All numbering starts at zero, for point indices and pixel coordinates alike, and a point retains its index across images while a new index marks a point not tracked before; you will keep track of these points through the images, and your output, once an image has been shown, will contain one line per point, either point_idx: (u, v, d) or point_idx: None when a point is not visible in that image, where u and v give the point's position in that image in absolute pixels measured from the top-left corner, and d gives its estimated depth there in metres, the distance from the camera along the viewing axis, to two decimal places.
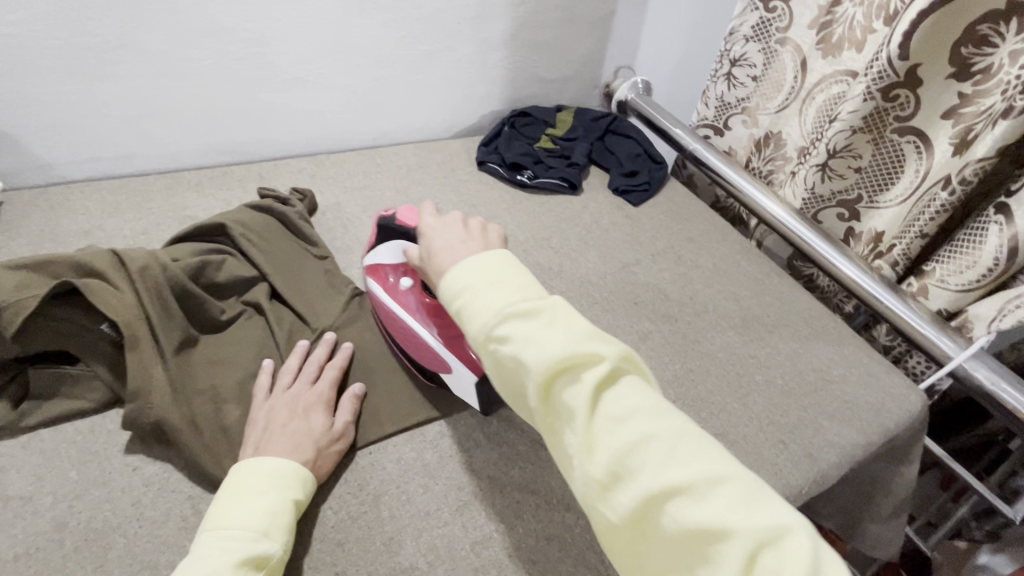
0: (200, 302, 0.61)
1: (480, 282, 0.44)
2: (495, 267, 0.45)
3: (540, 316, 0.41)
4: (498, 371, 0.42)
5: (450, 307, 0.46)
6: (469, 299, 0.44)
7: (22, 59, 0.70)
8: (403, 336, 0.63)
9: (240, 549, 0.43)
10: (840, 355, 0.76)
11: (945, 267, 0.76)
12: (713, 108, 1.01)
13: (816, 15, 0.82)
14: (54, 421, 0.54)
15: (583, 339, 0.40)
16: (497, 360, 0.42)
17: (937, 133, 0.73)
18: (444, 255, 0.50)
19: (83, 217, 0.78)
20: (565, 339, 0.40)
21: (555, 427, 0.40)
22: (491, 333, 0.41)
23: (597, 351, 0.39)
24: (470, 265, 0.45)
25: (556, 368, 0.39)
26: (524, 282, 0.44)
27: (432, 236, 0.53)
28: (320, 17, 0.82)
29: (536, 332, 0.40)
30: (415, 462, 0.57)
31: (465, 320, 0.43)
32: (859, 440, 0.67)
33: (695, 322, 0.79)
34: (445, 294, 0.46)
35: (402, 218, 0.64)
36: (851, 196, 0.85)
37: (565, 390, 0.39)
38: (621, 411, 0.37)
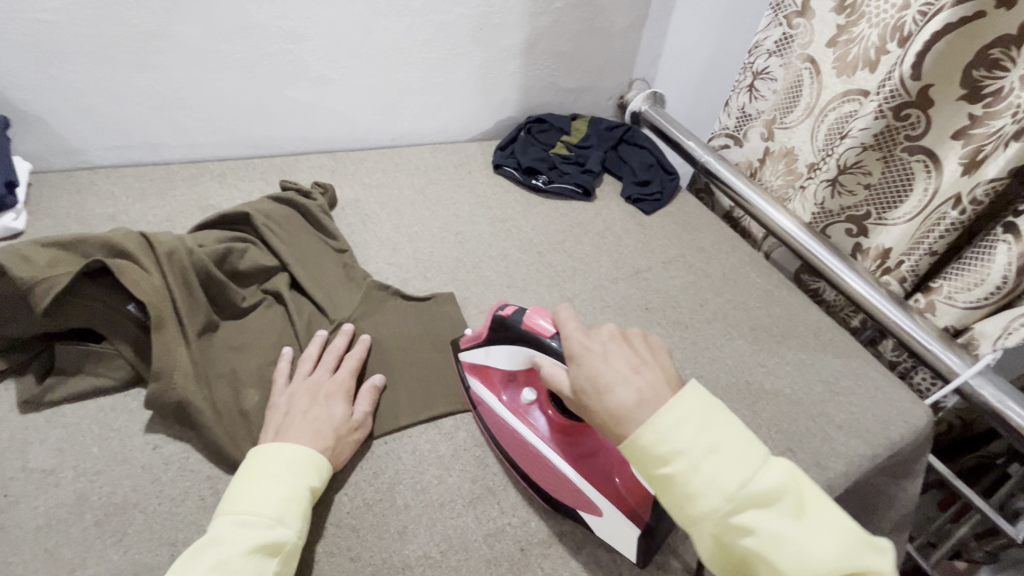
0: (222, 288, 0.62)
1: (704, 452, 0.40)
2: (714, 428, 0.41)
3: (780, 504, 0.39)
4: (721, 550, 0.40)
5: (656, 468, 0.41)
6: (692, 470, 0.40)
7: (61, 46, 0.72)
8: (528, 460, 0.56)
9: (253, 535, 0.43)
10: (848, 368, 0.77)
11: (953, 284, 0.77)
12: (734, 118, 1.03)
13: (833, 35, 0.84)
14: (77, 396, 0.55)
15: (831, 542, 0.38)
16: (726, 541, 0.40)
17: (947, 153, 0.74)
18: (623, 395, 0.44)
19: (108, 201, 0.80)
20: (814, 540, 0.38)
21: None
22: (728, 517, 0.39)
23: (845, 549, 0.38)
24: (683, 423, 0.41)
25: (812, 571, 0.38)
26: (748, 448, 0.41)
27: (596, 366, 0.47)
28: (350, 18, 0.84)
29: (779, 525, 0.38)
30: (430, 454, 0.58)
31: (686, 489, 0.40)
32: (865, 451, 0.68)
33: (705, 329, 0.80)
34: (652, 459, 0.41)
35: (527, 323, 0.54)
36: (860, 212, 0.87)
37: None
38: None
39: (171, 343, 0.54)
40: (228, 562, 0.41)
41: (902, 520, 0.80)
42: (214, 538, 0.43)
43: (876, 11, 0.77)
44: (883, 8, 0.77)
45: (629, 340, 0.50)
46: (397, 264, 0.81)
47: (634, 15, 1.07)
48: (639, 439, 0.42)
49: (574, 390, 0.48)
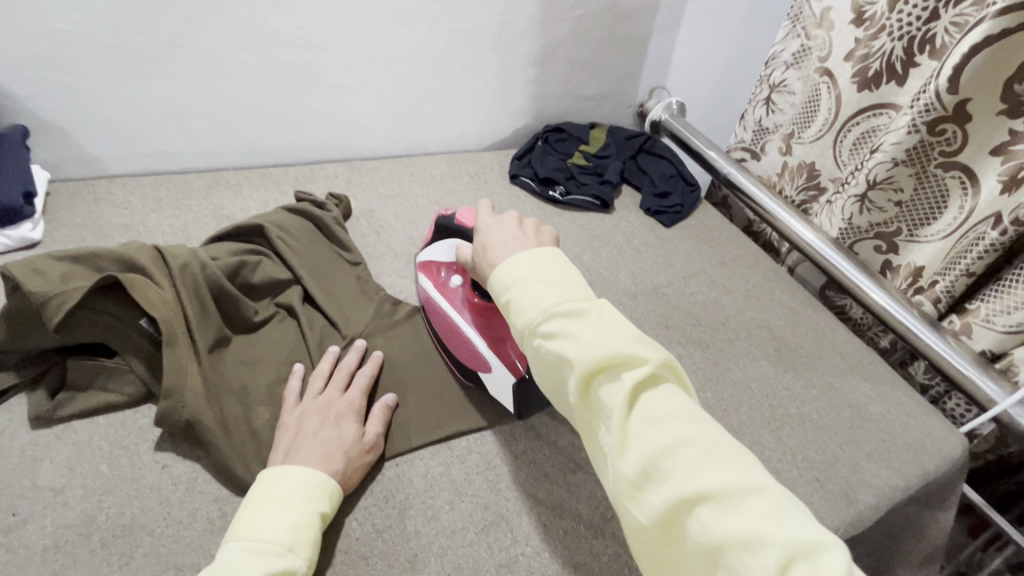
0: (236, 303, 0.62)
1: (532, 278, 0.44)
2: (549, 263, 0.45)
3: (585, 315, 0.41)
4: (540, 363, 0.43)
5: (499, 302, 0.46)
6: (521, 292, 0.44)
7: (80, 55, 0.72)
8: (446, 330, 0.63)
9: (261, 564, 0.42)
10: (877, 393, 0.74)
11: (991, 306, 0.74)
12: (750, 132, 1.01)
13: (852, 48, 0.80)
14: (87, 413, 0.54)
15: (629, 343, 0.39)
16: (539, 353, 0.42)
17: (985, 170, 0.70)
18: (497, 250, 0.49)
19: (125, 211, 0.80)
20: (608, 339, 0.39)
21: (591, 422, 0.40)
22: (537, 329, 0.42)
23: (639, 354, 0.39)
24: (524, 259, 0.45)
25: (598, 367, 0.38)
26: (570, 279, 0.44)
27: (487, 233, 0.51)
28: (367, 27, 0.83)
29: (580, 329, 0.40)
30: (441, 478, 0.57)
31: (511, 312, 0.44)
32: (897, 483, 0.64)
33: (727, 348, 0.77)
34: (497, 289, 0.46)
35: (459, 218, 0.64)
36: (890, 229, 0.83)
37: (604, 388, 0.38)
38: (656, 411, 0.37)
39: (181, 359, 0.54)
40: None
41: (934, 552, 0.76)
42: (222, 566, 0.41)
43: (897, 23, 0.73)
44: (906, 19, 0.72)
45: (529, 220, 0.52)
46: (411, 276, 0.80)
47: (653, 23, 1.05)
48: (494, 278, 0.47)
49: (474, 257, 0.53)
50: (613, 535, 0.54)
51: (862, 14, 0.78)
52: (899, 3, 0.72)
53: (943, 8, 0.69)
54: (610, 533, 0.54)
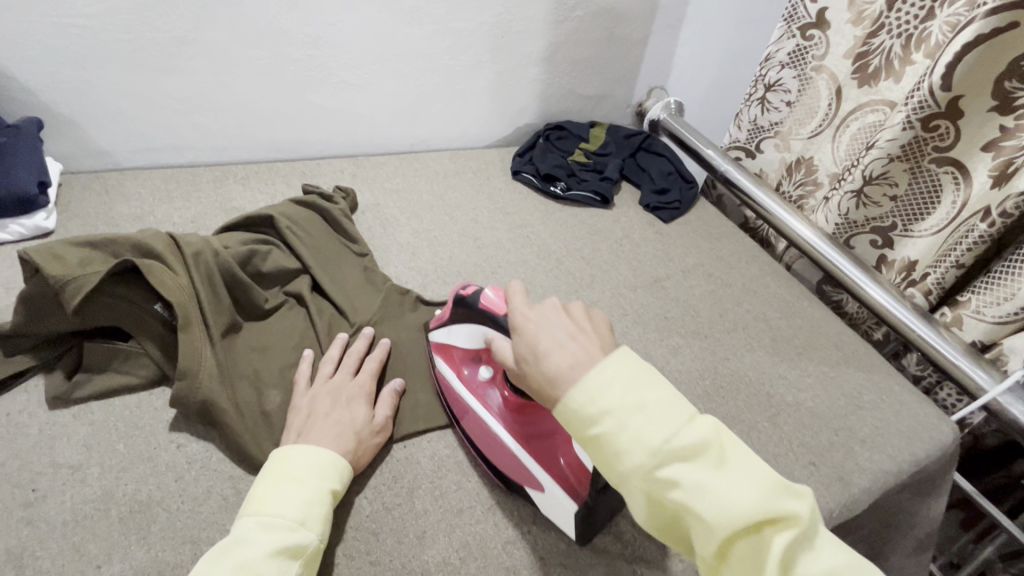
0: (247, 291, 0.63)
1: (628, 408, 0.38)
2: (642, 384, 0.39)
3: (706, 455, 0.37)
4: (653, 508, 0.38)
5: (587, 432, 0.39)
6: (618, 425, 0.38)
7: (95, 50, 0.73)
8: (478, 433, 0.56)
9: (275, 538, 0.43)
10: (871, 382, 0.76)
11: (981, 298, 0.76)
12: (745, 131, 1.02)
13: (852, 46, 0.82)
14: (103, 394, 0.56)
15: (766, 490, 0.35)
16: (653, 497, 0.37)
17: (976, 164, 0.73)
18: (556, 357, 0.43)
19: (136, 202, 0.81)
20: (745, 489, 0.35)
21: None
22: (655, 474, 0.36)
23: (780, 503, 0.35)
24: (609, 379, 0.40)
25: (741, 527, 0.34)
26: (674, 404, 0.39)
27: (537, 330, 0.46)
28: (374, 25, 0.85)
29: (705, 476, 0.36)
30: (448, 459, 0.58)
31: (612, 450, 0.38)
32: (890, 467, 0.66)
33: (725, 339, 0.79)
34: (578, 417, 0.40)
35: (487, 301, 0.55)
36: (885, 223, 0.85)
37: (745, 544, 0.35)
38: (813, 570, 0.34)
39: (196, 342, 0.55)
40: (253, 563, 0.41)
41: (927, 538, 0.78)
42: (237, 539, 0.43)
43: (897, 22, 0.76)
44: (905, 18, 0.75)
45: (573, 308, 0.48)
46: (416, 268, 0.82)
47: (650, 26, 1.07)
48: (568, 401, 0.40)
49: (519, 358, 0.47)
50: (615, 514, 0.56)
51: (862, 12, 0.80)
52: (898, 2, 0.75)
53: (939, 8, 0.71)
54: (613, 512, 0.56)
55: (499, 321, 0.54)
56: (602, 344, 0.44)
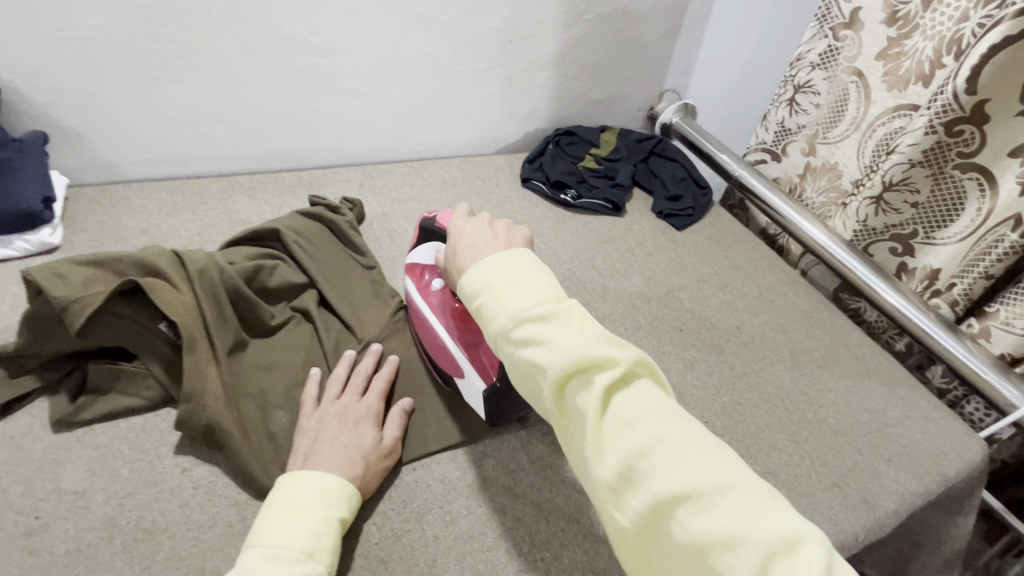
0: (254, 307, 0.62)
1: (499, 281, 0.42)
2: (519, 265, 0.43)
3: (555, 316, 0.40)
4: (513, 370, 0.41)
5: (470, 308, 0.44)
6: (488, 296, 0.42)
7: (99, 62, 0.73)
8: (426, 336, 0.62)
9: (283, 570, 0.42)
10: (895, 397, 0.73)
11: (1011, 309, 0.73)
12: (771, 134, 0.99)
13: (884, 47, 0.80)
14: (107, 417, 0.55)
15: (599, 343, 0.38)
16: (511, 358, 0.41)
17: (1003, 171, 0.70)
18: (468, 254, 0.47)
19: (142, 215, 0.81)
20: (579, 342, 0.38)
21: (569, 430, 0.38)
22: (508, 333, 0.40)
23: (611, 354, 0.37)
24: (492, 262, 0.44)
25: (569, 373, 0.37)
26: (541, 281, 0.42)
27: (459, 232, 0.50)
28: (380, 32, 0.84)
29: (551, 332, 0.39)
30: (459, 482, 0.57)
31: (483, 318, 0.42)
32: (918, 488, 0.63)
33: (742, 352, 0.77)
34: (465, 294, 0.44)
35: (440, 220, 0.62)
36: (906, 230, 0.82)
37: (576, 393, 0.37)
38: (632, 414, 0.35)
39: (202, 363, 0.54)
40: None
41: (953, 557, 0.75)
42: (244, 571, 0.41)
43: (931, 23, 0.74)
44: (939, 20, 0.73)
45: (501, 221, 0.50)
46: None
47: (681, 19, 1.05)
48: (462, 283, 0.45)
49: (445, 260, 0.51)
50: None
51: (895, 13, 0.78)
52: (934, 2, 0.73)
53: (974, 9, 0.68)
54: None
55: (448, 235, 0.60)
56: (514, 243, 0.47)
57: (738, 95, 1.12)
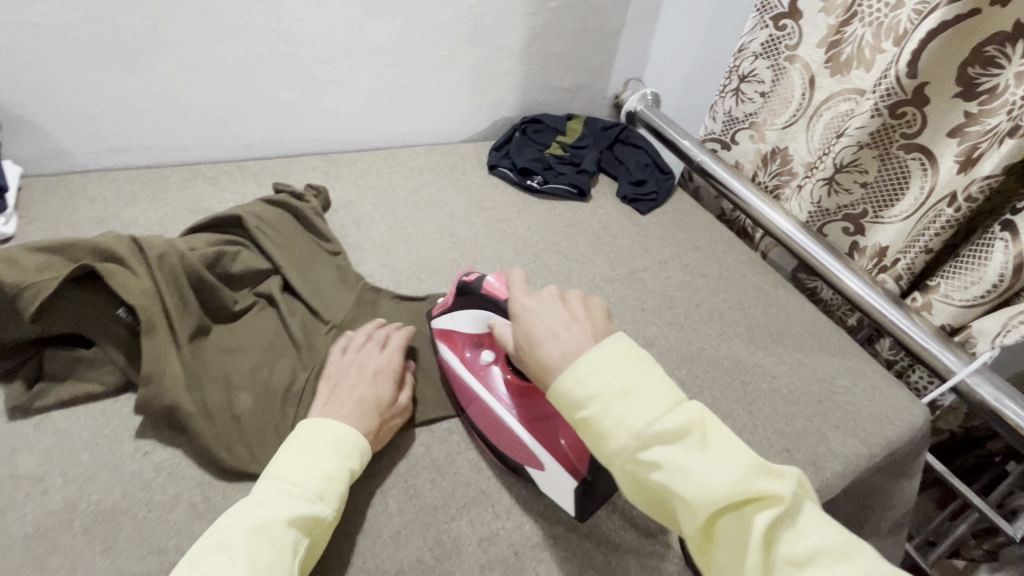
0: (216, 293, 0.62)
1: (616, 398, 0.43)
2: (633, 372, 0.43)
3: (690, 440, 0.41)
4: (643, 491, 0.43)
5: (579, 419, 0.44)
6: (603, 410, 0.42)
7: (52, 48, 0.71)
8: (481, 416, 0.58)
9: (295, 507, 0.45)
10: (844, 367, 0.77)
11: (951, 282, 0.77)
12: (720, 122, 1.03)
13: (825, 34, 0.83)
14: (65, 404, 0.54)
15: (749, 474, 0.40)
16: (642, 480, 0.42)
17: (943, 150, 0.74)
18: (549, 344, 0.47)
19: (100, 205, 0.79)
20: (729, 473, 0.40)
21: (715, 550, 0.41)
22: (638, 456, 0.41)
23: (763, 485, 0.39)
24: (597, 366, 0.44)
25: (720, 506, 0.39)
26: (664, 395, 0.43)
27: (532, 320, 0.50)
28: (342, 20, 0.84)
29: (689, 460, 0.40)
30: (423, 458, 0.58)
31: (603, 437, 0.43)
32: (863, 451, 0.67)
33: (702, 329, 0.80)
34: (572, 400, 0.44)
35: (487, 285, 0.57)
36: (856, 210, 0.86)
37: (730, 522, 0.40)
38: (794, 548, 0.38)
39: (162, 346, 0.54)
40: (268, 527, 0.43)
41: (900, 516, 0.80)
42: (262, 501, 0.45)
43: (869, 11, 0.77)
44: (876, 6, 0.76)
45: (571, 295, 0.52)
46: (390, 267, 0.81)
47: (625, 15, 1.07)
48: (559, 387, 0.45)
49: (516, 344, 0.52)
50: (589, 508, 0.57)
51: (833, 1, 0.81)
52: None
53: None
54: None
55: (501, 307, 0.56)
56: (595, 328, 0.48)
57: (687, 92, 1.17)
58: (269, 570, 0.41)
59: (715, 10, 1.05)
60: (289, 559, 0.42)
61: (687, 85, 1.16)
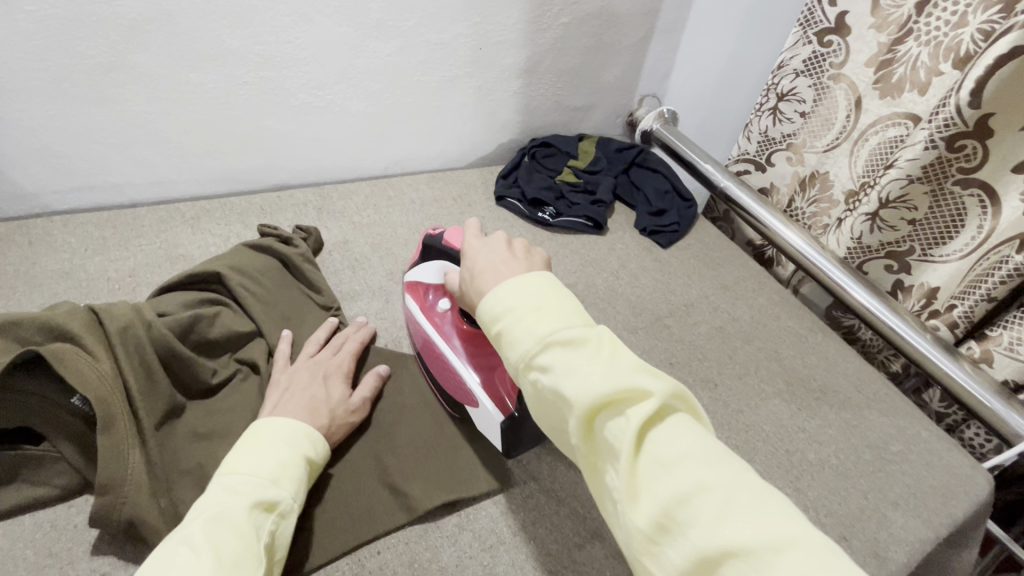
0: (190, 365, 0.54)
1: (521, 306, 0.40)
2: (541, 286, 0.41)
3: (584, 345, 0.37)
4: (538, 403, 0.39)
5: (490, 332, 0.41)
6: (511, 320, 0.40)
7: (6, 82, 0.63)
8: (430, 357, 0.63)
9: (250, 493, 0.42)
10: (897, 429, 0.69)
11: (1013, 333, 0.69)
12: (755, 143, 0.94)
13: (876, 53, 0.75)
14: (8, 514, 0.46)
15: (632, 373, 0.35)
16: (534, 387, 0.38)
17: (1008, 189, 0.65)
18: (488, 275, 0.45)
19: (65, 254, 0.72)
20: (611, 372, 0.35)
21: (598, 466, 0.36)
22: (532, 361, 0.38)
23: (644, 385, 0.35)
24: (514, 284, 0.41)
25: (598, 405, 0.35)
26: (570, 308, 0.40)
27: (475, 256, 0.48)
28: (334, 41, 0.75)
29: (578, 360, 0.36)
30: (430, 564, 0.50)
31: (503, 345, 0.40)
32: (928, 535, 0.59)
33: (737, 386, 0.72)
34: (487, 315, 0.42)
35: (447, 239, 0.61)
36: (902, 247, 0.78)
37: (608, 425, 0.35)
38: (671, 456, 0.33)
39: (123, 444, 0.46)
40: (226, 514, 0.40)
41: None
42: (208, 499, 0.41)
43: (926, 28, 0.69)
44: (935, 24, 0.68)
45: (518, 241, 0.49)
46: (389, 318, 0.73)
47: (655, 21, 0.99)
48: (481, 308, 0.42)
49: (461, 282, 0.49)
50: None
51: (885, 17, 0.73)
52: (929, 5, 0.68)
53: (972, 12, 0.63)
54: None
55: (456, 256, 0.59)
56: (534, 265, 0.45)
57: (718, 93, 1.04)
58: (236, 555, 0.38)
59: (746, 18, 0.93)
60: (253, 543, 0.39)
61: (715, 87, 1.05)
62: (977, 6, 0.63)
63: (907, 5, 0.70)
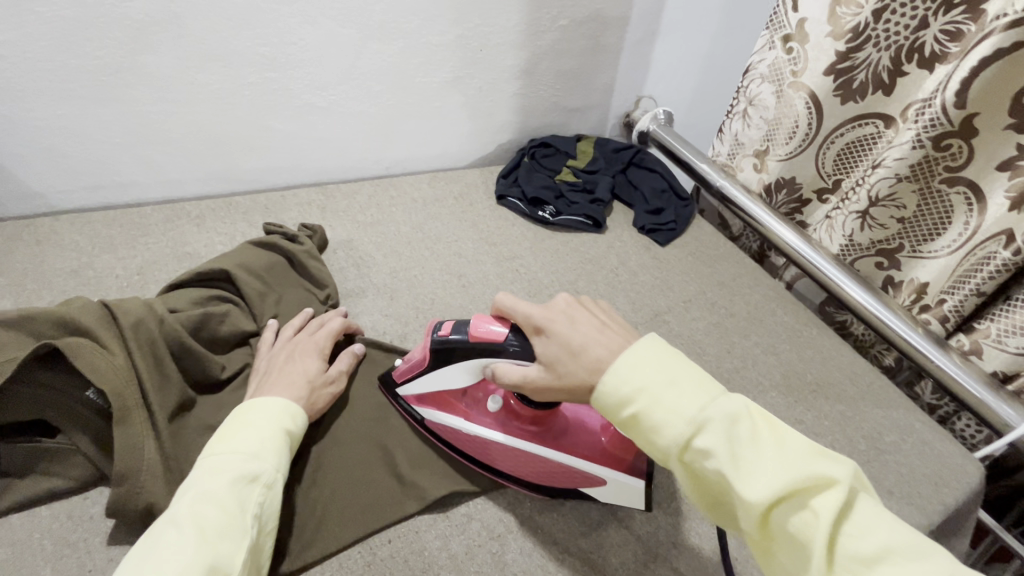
0: (200, 359, 0.55)
1: (656, 380, 0.40)
2: (669, 362, 0.42)
3: (742, 428, 0.38)
4: (695, 485, 0.39)
5: (622, 414, 0.42)
6: (650, 402, 0.40)
7: (16, 82, 0.64)
8: (511, 463, 0.55)
9: (232, 470, 0.43)
10: (891, 420, 0.71)
11: (999, 325, 0.72)
12: (727, 146, 0.97)
13: (833, 62, 0.76)
14: (24, 505, 0.47)
15: (806, 460, 0.36)
16: (692, 471, 0.39)
17: (992, 186, 0.67)
18: (594, 351, 0.45)
19: (73, 253, 0.73)
20: (783, 461, 0.36)
21: (775, 551, 0.37)
22: (688, 446, 0.38)
23: (823, 471, 0.35)
24: (635, 359, 0.42)
25: (780, 495, 0.35)
26: (708, 384, 0.41)
27: (566, 332, 0.47)
28: (337, 43, 0.77)
29: (743, 447, 0.37)
30: (440, 554, 0.51)
31: (647, 429, 0.40)
32: (920, 522, 0.61)
33: (735, 379, 0.73)
34: (614, 397, 0.42)
35: (474, 330, 0.51)
36: (891, 245, 0.80)
37: (787, 515, 0.35)
38: (870, 551, 0.33)
39: (136, 436, 0.47)
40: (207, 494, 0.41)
41: None
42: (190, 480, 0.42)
43: (885, 34, 0.71)
44: (894, 29, 0.70)
45: (584, 301, 0.51)
46: (394, 315, 0.74)
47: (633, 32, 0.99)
48: (603, 389, 0.42)
49: (552, 361, 0.46)
50: None
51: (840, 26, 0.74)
52: (886, 13, 0.69)
53: (932, 16, 0.66)
54: None
55: (502, 348, 0.50)
56: (627, 335, 0.47)
57: (698, 98, 1.12)
58: (218, 533, 0.39)
59: (721, 29, 1.02)
60: (237, 518, 0.41)
61: (695, 92, 1.11)
62: (937, 8, 0.66)
63: (864, 12, 0.70)
